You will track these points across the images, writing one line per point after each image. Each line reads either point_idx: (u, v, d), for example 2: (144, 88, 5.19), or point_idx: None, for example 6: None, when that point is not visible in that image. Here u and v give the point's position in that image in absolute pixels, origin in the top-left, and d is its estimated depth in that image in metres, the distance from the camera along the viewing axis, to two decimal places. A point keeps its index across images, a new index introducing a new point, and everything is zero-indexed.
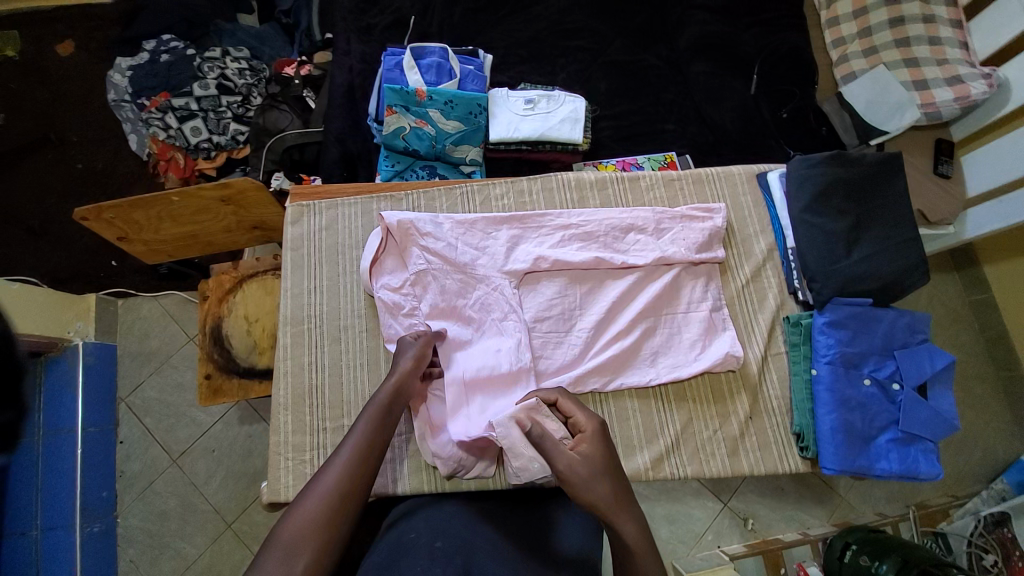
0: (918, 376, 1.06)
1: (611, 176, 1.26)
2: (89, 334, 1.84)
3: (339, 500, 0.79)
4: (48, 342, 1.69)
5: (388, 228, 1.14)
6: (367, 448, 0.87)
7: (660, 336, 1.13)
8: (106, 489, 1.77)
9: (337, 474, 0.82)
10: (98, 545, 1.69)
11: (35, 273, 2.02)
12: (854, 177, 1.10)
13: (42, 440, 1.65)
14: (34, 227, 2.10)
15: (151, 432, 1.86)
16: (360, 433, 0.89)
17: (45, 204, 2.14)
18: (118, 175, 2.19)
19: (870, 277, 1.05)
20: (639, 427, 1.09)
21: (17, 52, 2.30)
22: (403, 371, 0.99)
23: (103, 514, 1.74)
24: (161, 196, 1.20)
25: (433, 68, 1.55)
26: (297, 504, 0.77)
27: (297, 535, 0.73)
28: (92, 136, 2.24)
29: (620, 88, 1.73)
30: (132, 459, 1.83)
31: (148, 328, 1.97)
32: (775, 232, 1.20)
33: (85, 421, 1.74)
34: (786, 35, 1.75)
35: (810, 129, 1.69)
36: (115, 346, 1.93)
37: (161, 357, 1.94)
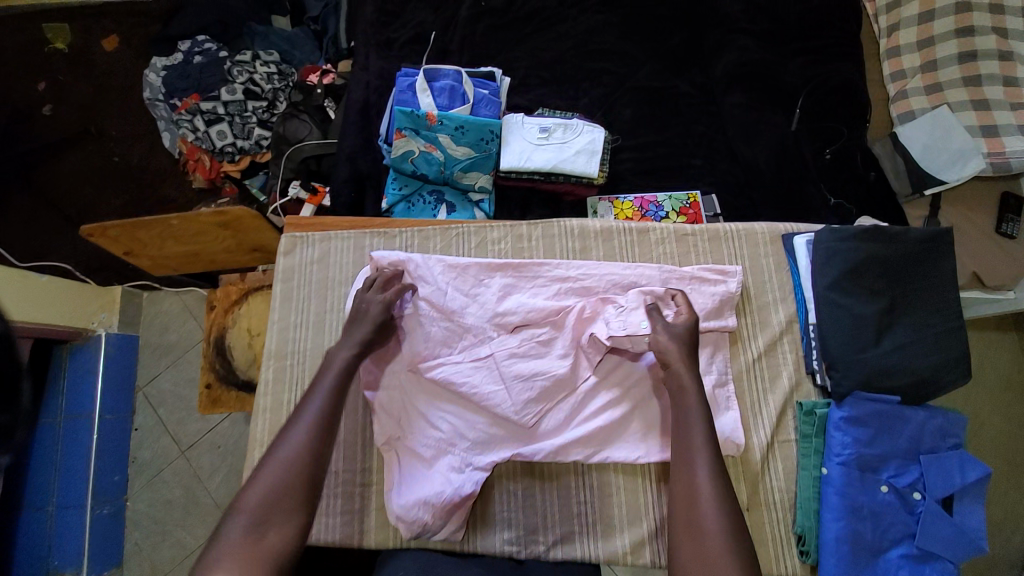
0: (944, 488, 0.94)
1: (618, 226, 1.17)
2: (112, 325, 1.83)
3: (304, 464, 0.81)
4: (70, 332, 1.69)
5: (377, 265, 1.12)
6: (327, 406, 0.88)
7: (654, 408, 1.04)
8: (118, 474, 1.77)
9: (303, 436, 0.83)
10: (106, 527, 1.70)
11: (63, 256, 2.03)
12: (892, 255, 0.99)
13: (62, 424, 1.66)
14: (72, 216, 2.09)
15: (163, 423, 1.85)
16: (322, 393, 0.89)
17: (73, 188, 2.13)
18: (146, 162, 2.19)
19: (900, 372, 0.95)
20: (623, 505, 1.02)
21: (67, 44, 2.29)
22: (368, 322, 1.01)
23: (112, 498, 1.74)
24: (162, 219, 1.20)
25: (446, 91, 1.50)
26: (260, 471, 0.79)
27: (261, 502, 0.75)
28: (119, 123, 2.21)
29: (646, 116, 1.62)
30: (143, 448, 1.83)
31: (168, 322, 1.94)
32: (797, 303, 1.09)
33: (103, 408, 1.74)
34: (838, 66, 1.59)
35: (857, 173, 1.52)
36: (137, 337, 1.91)
37: (179, 351, 1.91)
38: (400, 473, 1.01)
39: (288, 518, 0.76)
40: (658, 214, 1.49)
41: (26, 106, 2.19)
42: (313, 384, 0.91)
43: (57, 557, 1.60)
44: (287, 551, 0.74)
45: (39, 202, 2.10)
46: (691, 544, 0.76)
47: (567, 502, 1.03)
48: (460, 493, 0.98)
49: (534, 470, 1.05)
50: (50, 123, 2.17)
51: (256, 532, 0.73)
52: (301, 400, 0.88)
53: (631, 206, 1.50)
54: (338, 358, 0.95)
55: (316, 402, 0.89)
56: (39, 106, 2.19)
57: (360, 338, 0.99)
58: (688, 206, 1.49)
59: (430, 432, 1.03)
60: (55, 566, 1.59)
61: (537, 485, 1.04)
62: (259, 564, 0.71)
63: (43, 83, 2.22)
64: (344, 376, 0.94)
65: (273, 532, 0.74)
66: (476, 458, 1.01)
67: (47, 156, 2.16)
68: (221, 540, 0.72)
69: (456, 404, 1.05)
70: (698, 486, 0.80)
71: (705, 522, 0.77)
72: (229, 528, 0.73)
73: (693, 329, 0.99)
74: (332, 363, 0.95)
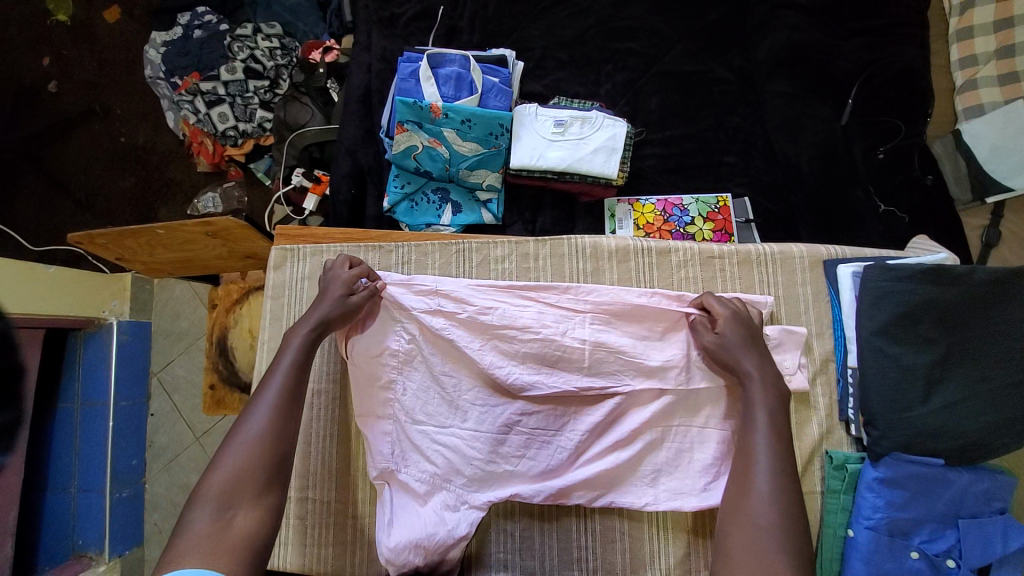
0: (982, 558, 0.84)
1: (635, 245, 1.07)
2: (124, 313, 1.62)
3: (271, 446, 0.76)
4: (80, 322, 1.47)
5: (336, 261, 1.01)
6: (290, 382, 0.82)
7: (666, 451, 0.96)
8: (136, 457, 1.63)
9: (267, 414, 0.78)
10: (126, 510, 1.57)
11: (60, 229, 1.82)
12: (951, 300, 0.86)
13: (79, 410, 1.51)
14: (83, 200, 1.85)
15: (179, 410, 1.69)
16: (285, 368, 0.84)
17: (60, 151, 1.87)
18: (140, 120, 1.91)
19: (949, 435, 0.84)
20: (625, 553, 0.98)
21: (68, 17, 1.93)
22: (333, 298, 0.94)
23: (131, 481, 1.61)
24: (147, 228, 1.16)
25: (452, 79, 1.35)
26: (223, 453, 0.74)
27: (225, 485, 0.71)
28: (106, 76, 1.92)
29: (675, 105, 1.45)
30: (160, 432, 1.68)
31: (180, 309, 1.74)
32: (835, 340, 0.98)
33: (118, 395, 1.57)
34: (901, 49, 1.39)
35: (912, 177, 1.35)
36: (150, 324, 1.72)
37: (191, 338, 1.72)
38: (391, 507, 0.96)
39: (255, 501, 0.72)
40: (682, 220, 1.35)
41: (14, 65, 1.89)
42: (276, 361, 0.85)
43: (82, 537, 1.48)
44: (258, 531, 0.70)
45: (50, 183, 1.85)
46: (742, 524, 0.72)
47: (566, 548, 0.99)
48: (453, 536, 0.92)
49: (534, 510, 1.00)
50: (56, 104, 1.89)
51: (222, 518, 0.69)
52: (265, 376, 0.82)
53: (653, 209, 1.37)
54: (297, 334, 0.87)
55: (279, 380, 0.83)
56: (44, 83, 1.90)
57: (318, 317, 0.91)
58: (716, 211, 1.35)
59: (423, 465, 0.96)
60: (81, 545, 1.48)
61: (536, 524, 1.00)
62: (232, 548, 0.68)
63: (48, 60, 1.91)
64: (308, 351, 0.87)
65: (241, 516, 0.70)
66: (472, 496, 0.95)
67: (52, 133, 1.88)
68: (185, 531, 0.67)
69: (448, 437, 0.97)
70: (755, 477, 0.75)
71: (772, 550, 0.69)
72: (194, 518, 0.68)
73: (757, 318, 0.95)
74: (290, 342, 0.88)
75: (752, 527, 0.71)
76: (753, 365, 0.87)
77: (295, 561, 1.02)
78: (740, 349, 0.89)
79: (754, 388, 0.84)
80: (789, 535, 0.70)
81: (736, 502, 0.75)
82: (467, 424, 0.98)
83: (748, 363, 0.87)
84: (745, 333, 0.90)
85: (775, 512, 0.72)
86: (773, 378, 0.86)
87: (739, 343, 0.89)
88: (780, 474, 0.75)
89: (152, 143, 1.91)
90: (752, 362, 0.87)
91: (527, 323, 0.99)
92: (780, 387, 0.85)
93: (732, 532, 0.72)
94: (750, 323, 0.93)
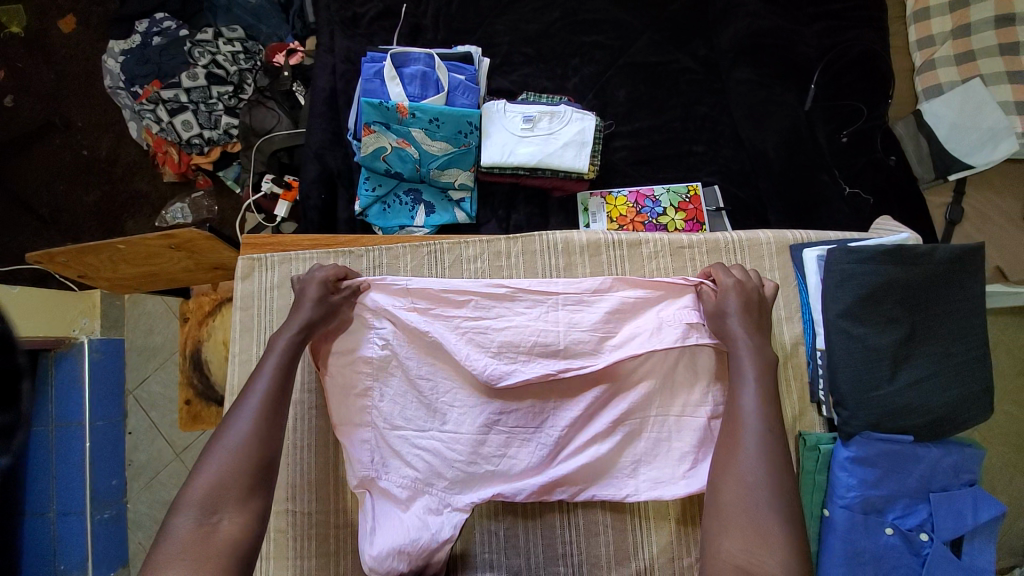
0: (954, 529, 0.86)
1: (606, 238, 1.07)
2: (95, 331, 1.59)
3: (253, 449, 0.74)
4: (52, 341, 1.45)
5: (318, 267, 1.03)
6: (275, 382, 0.81)
7: (645, 442, 0.97)
8: (116, 477, 1.59)
9: (251, 419, 0.76)
10: (108, 531, 1.54)
11: (25, 247, 1.76)
12: (913, 279, 0.87)
13: (54, 431, 1.46)
14: (47, 216, 1.79)
15: (157, 426, 1.65)
16: (271, 368, 0.83)
17: (20, 167, 1.81)
18: (102, 131, 1.85)
19: (916, 411, 0.86)
20: (610, 545, 0.99)
21: (21, 28, 1.86)
22: (309, 302, 0.93)
23: (113, 501, 1.57)
24: (107, 243, 1.11)
25: (418, 79, 1.33)
26: (207, 458, 0.73)
27: (207, 490, 0.69)
28: (63, 86, 1.85)
29: (643, 97, 1.46)
30: (140, 450, 1.63)
31: (153, 323, 1.69)
32: (804, 324, 1.00)
33: (93, 415, 1.53)
34: (860, 34, 1.41)
35: (875, 158, 1.38)
36: (123, 341, 1.67)
37: (167, 353, 1.68)
38: (374, 515, 0.95)
39: (240, 506, 0.70)
40: (654, 210, 1.36)
41: None
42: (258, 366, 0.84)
43: (64, 561, 1.43)
44: (243, 538, 0.69)
45: (10, 201, 1.78)
46: (736, 492, 0.70)
47: (552, 543, 0.99)
48: (438, 539, 0.92)
49: (519, 509, 1.00)
50: (14, 118, 1.82)
51: (207, 523, 0.68)
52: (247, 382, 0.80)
53: (625, 201, 1.38)
54: (281, 338, 0.86)
55: (262, 383, 0.81)
56: None
57: (303, 319, 0.91)
58: (687, 200, 1.37)
59: (405, 470, 0.96)
60: (63, 571, 1.42)
61: (520, 523, 1.00)
62: (215, 554, 0.66)
63: (2, 72, 1.84)
64: (291, 356, 0.86)
65: (227, 520, 0.69)
66: (455, 498, 0.95)
67: (11, 148, 1.82)
68: (169, 537, 0.67)
69: (428, 441, 0.97)
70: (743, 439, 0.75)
71: (757, 509, 0.69)
72: (177, 524, 0.67)
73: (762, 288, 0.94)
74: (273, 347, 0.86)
75: (742, 487, 0.71)
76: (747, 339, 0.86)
77: None
78: (736, 319, 0.89)
79: (743, 352, 0.85)
80: (778, 499, 0.69)
81: (725, 461, 0.75)
82: (448, 425, 0.98)
83: (742, 335, 0.86)
84: (744, 303, 0.91)
85: (763, 474, 0.71)
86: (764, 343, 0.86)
87: (740, 320, 0.89)
88: (766, 436, 0.74)
89: (116, 154, 1.85)
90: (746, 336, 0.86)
91: (499, 313, 1.00)
92: (771, 358, 0.84)
93: (722, 483, 0.73)
94: (756, 296, 0.92)
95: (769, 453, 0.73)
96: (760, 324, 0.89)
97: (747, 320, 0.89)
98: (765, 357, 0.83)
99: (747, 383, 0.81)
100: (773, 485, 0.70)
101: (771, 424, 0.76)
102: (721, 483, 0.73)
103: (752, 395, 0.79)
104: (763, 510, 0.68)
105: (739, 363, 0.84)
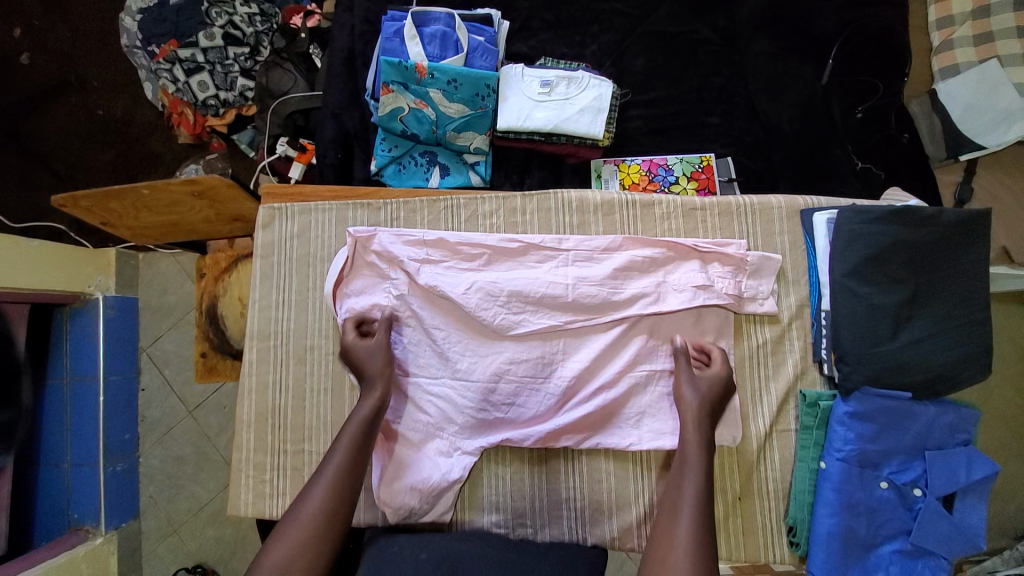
0: (947, 486, 0.89)
1: (621, 199, 1.08)
2: (110, 288, 1.62)
3: (321, 524, 0.80)
4: (65, 296, 1.48)
5: (355, 244, 1.05)
6: (348, 461, 0.87)
7: (650, 395, 1.00)
8: (129, 432, 1.64)
9: (322, 494, 0.83)
10: (121, 483, 1.59)
11: (40, 204, 1.78)
12: (921, 240, 0.89)
13: (70, 384, 1.53)
14: (63, 172, 1.81)
15: (170, 385, 1.69)
16: (346, 444, 0.89)
17: (36, 126, 1.83)
18: (118, 91, 1.87)
19: (916, 368, 0.89)
20: (611, 492, 1.02)
21: None
22: (381, 378, 0.96)
23: (126, 454, 1.63)
24: (130, 187, 1.13)
25: (437, 38, 1.34)
26: (283, 529, 0.79)
27: (282, 560, 0.76)
28: (80, 45, 1.86)
29: (660, 66, 1.46)
30: (152, 406, 1.68)
31: (166, 283, 1.73)
32: (810, 287, 1.02)
33: (107, 369, 1.57)
34: (880, 9, 1.41)
35: (888, 135, 1.39)
36: (137, 300, 1.71)
37: (180, 312, 1.72)
38: (386, 454, 1.00)
39: None
40: (667, 179, 1.38)
41: None
42: (332, 447, 0.89)
43: (76, 511, 1.51)
44: None
45: (26, 156, 1.81)
46: (663, 541, 0.78)
47: (555, 488, 1.02)
48: (447, 479, 0.98)
49: (524, 455, 1.04)
50: (30, 75, 1.84)
51: None
52: (324, 455, 0.88)
53: (638, 169, 1.39)
54: (362, 410, 0.92)
55: (337, 455, 0.88)
56: (14, 54, 1.84)
57: (380, 391, 0.95)
58: (701, 170, 1.38)
59: (417, 414, 1.01)
60: (77, 518, 1.51)
61: (525, 469, 1.03)
62: None
63: (19, 29, 1.85)
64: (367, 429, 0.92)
65: None
66: (464, 443, 1.00)
67: (27, 105, 1.83)
68: None
69: (440, 388, 1.02)
70: (683, 507, 0.81)
71: (677, 556, 0.75)
72: None
73: (725, 388, 0.95)
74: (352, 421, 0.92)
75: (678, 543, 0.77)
76: (693, 420, 0.90)
77: None
78: (691, 404, 0.92)
79: (689, 437, 0.89)
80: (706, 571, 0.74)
81: (667, 524, 0.80)
82: (458, 374, 1.02)
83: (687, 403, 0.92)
84: (712, 394, 0.93)
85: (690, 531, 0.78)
86: (704, 428, 0.90)
87: (695, 400, 0.92)
88: (698, 510, 0.80)
89: (131, 114, 1.86)
90: (694, 416, 0.91)
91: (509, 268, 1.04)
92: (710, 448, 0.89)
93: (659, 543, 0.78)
94: (725, 393, 0.95)
95: (702, 527, 0.78)
96: (715, 420, 0.93)
97: (704, 401, 0.92)
98: (707, 450, 0.88)
99: (693, 459, 0.87)
100: (699, 548, 0.76)
101: (703, 502, 0.82)
102: (661, 540, 0.79)
103: (693, 479, 0.84)
104: (681, 556, 0.75)
105: (685, 452, 0.89)
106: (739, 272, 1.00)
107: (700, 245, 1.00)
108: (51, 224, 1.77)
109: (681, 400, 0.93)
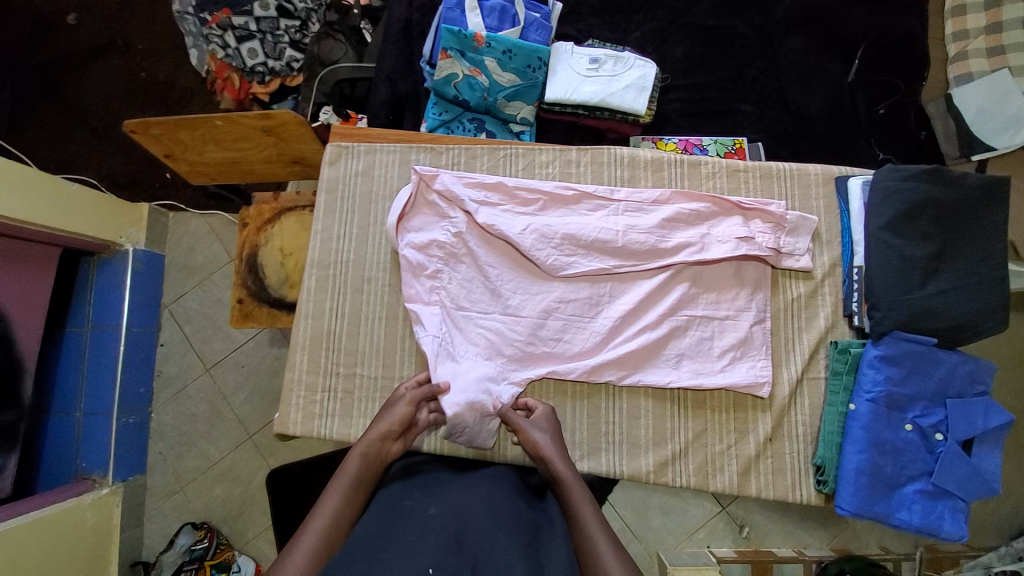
0: (966, 431, 0.96)
1: (669, 157, 1.16)
2: (140, 242, 1.66)
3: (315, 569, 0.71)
4: (98, 245, 1.51)
5: (420, 180, 1.11)
6: (338, 505, 0.81)
7: (690, 337, 1.06)
8: (144, 386, 1.66)
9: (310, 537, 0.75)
10: (132, 435, 1.60)
11: (75, 159, 1.82)
12: (948, 200, 0.98)
13: (90, 333, 1.55)
14: (99, 129, 1.85)
15: (189, 341, 1.72)
16: (338, 489, 0.83)
17: (77, 83, 1.87)
18: (163, 55, 1.93)
19: (942, 316, 0.96)
20: (649, 429, 1.07)
21: None
22: (388, 422, 0.94)
23: (139, 408, 1.64)
24: (207, 118, 1.19)
25: (496, 12, 1.44)
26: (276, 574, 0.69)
27: None
28: (133, 8, 1.94)
29: (699, 55, 1.56)
30: (169, 361, 1.71)
31: (194, 243, 1.78)
32: (843, 246, 1.10)
33: (130, 321, 1.60)
34: (900, 18, 1.53)
35: (908, 131, 1.49)
36: (163, 258, 1.75)
37: (204, 273, 1.76)
38: None
39: None
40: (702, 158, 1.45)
41: None
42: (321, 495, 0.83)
43: (85, 460, 1.52)
44: None
45: (67, 111, 1.85)
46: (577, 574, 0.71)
47: (596, 422, 1.07)
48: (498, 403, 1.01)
49: (568, 388, 1.09)
50: (76, 35, 1.90)
51: None
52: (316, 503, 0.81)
53: (674, 147, 1.46)
54: (357, 451, 0.89)
55: (329, 501, 0.81)
56: (63, 14, 1.90)
57: (381, 434, 0.93)
58: (733, 151, 1.45)
59: (468, 342, 1.06)
60: (84, 468, 1.52)
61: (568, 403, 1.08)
62: None
63: None
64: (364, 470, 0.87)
65: None
66: (512, 373, 1.05)
67: (72, 63, 1.89)
68: None
69: (491, 320, 1.07)
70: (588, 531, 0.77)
71: None
72: None
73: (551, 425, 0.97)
74: (345, 467, 0.87)
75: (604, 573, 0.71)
76: (555, 456, 0.90)
77: (340, 431, 1.08)
78: (542, 444, 0.92)
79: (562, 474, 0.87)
80: None
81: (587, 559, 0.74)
82: (509, 309, 1.07)
83: (542, 446, 0.92)
84: (552, 431, 0.95)
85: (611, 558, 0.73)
86: (562, 460, 0.90)
87: (549, 439, 0.93)
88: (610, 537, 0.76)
89: (172, 79, 1.92)
90: (557, 456, 0.90)
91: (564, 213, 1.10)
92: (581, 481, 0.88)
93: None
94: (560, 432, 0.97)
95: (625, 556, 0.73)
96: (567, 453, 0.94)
97: (552, 436, 0.94)
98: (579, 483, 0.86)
99: (571, 493, 0.84)
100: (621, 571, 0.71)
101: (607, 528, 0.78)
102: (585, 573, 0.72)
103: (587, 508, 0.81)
104: None
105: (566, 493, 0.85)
106: (778, 229, 1.07)
107: (745, 202, 1.08)
108: (82, 177, 1.80)
109: (537, 447, 0.92)
